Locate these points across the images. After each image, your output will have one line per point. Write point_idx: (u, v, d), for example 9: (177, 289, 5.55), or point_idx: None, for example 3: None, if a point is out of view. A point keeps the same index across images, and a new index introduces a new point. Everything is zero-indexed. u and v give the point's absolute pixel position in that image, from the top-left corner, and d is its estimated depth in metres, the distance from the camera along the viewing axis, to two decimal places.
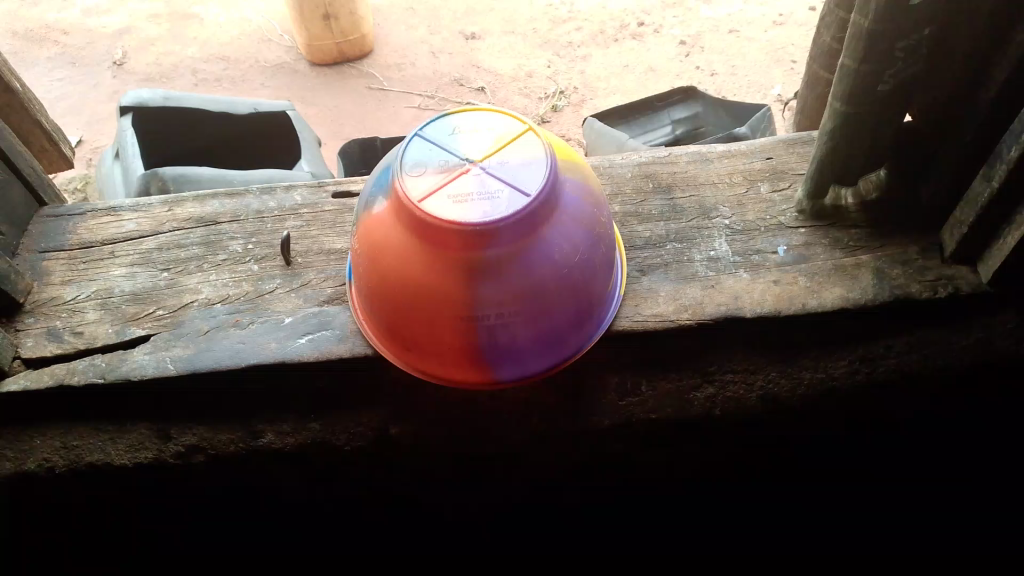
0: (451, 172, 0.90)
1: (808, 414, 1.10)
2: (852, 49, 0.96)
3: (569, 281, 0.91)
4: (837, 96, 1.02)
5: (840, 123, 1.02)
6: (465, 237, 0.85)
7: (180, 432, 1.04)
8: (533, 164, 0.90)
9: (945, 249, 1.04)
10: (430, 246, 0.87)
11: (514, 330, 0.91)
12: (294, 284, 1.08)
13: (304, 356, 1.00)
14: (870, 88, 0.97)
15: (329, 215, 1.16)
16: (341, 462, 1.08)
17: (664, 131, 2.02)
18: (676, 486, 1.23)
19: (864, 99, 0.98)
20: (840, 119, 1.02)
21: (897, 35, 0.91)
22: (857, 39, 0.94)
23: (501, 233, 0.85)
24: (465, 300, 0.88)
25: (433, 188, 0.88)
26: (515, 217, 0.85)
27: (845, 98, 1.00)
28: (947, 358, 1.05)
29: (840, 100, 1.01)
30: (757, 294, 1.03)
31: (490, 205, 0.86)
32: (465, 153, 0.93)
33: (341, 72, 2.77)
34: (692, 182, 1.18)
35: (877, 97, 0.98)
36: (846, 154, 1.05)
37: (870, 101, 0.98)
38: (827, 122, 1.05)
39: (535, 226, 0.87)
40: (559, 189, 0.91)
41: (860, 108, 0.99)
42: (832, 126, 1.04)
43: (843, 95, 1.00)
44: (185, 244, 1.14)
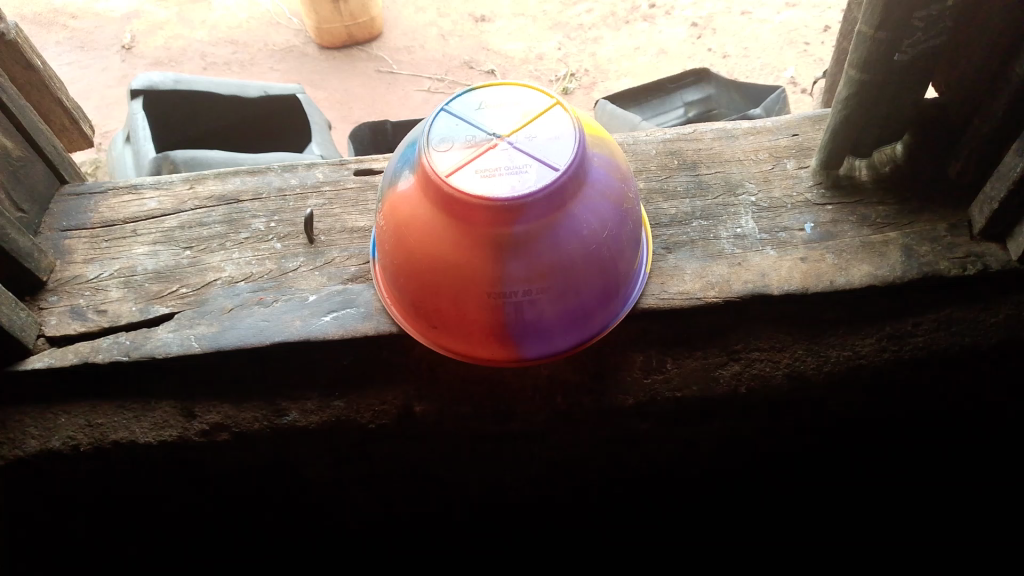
0: (478, 147, 0.89)
1: (834, 393, 1.09)
2: (870, 15, 0.94)
3: (597, 257, 0.90)
4: (853, 64, 1.00)
5: (856, 91, 1.01)
6: (493, 213, 0.84)
7: (204, 411, 1.04)
8: (561, 139, 0.90)
9: (975, 227, 1.03)
10: (457, 222, 0.86)
11: (542, 308, 0.90)
12: (318, 262, 1.08)
13: (329, 334, 0.99)
14: (886, 58, 0.96)
15: (352, 192, 1.16)
16: (366, 441, 1.08)
17: (676, 114, 2.00)
18: (695, 468, 1.23)
19: (880, 67, 0.97)
20: (855, 87, 1.01)
21: (916, 4, 0.90)
22: (874, 5, 0.92)
23: (529, 208, 0.84)
24: (491, 277, 0.87)
25: (460, 162, 0.87)
26: (543, 192, 0.84)
27: (862, 66, 0.98)
28: (974, 337, 1.04)
29: (856, 67, 0.99)
30: (784, 271, 1.02)
31: (519, 180, 0.85)
32: (491, 128, 0.92)
33: (351, 54, 2.75)
34: (717, 159, 1.17)
35: (893, 66, 0.97)
36: (861, 124, 1.04)
37: (888, 71, 0.98)
38: (843, 90, 1.04)
39: (563, 202, 0.86)
40: (588, 164, 0.90)
41: (876, 76, 0.99)
42: (848, 95, 1.03)
43: (860, 62, 0.98)
44: (207, 222, 1.14)
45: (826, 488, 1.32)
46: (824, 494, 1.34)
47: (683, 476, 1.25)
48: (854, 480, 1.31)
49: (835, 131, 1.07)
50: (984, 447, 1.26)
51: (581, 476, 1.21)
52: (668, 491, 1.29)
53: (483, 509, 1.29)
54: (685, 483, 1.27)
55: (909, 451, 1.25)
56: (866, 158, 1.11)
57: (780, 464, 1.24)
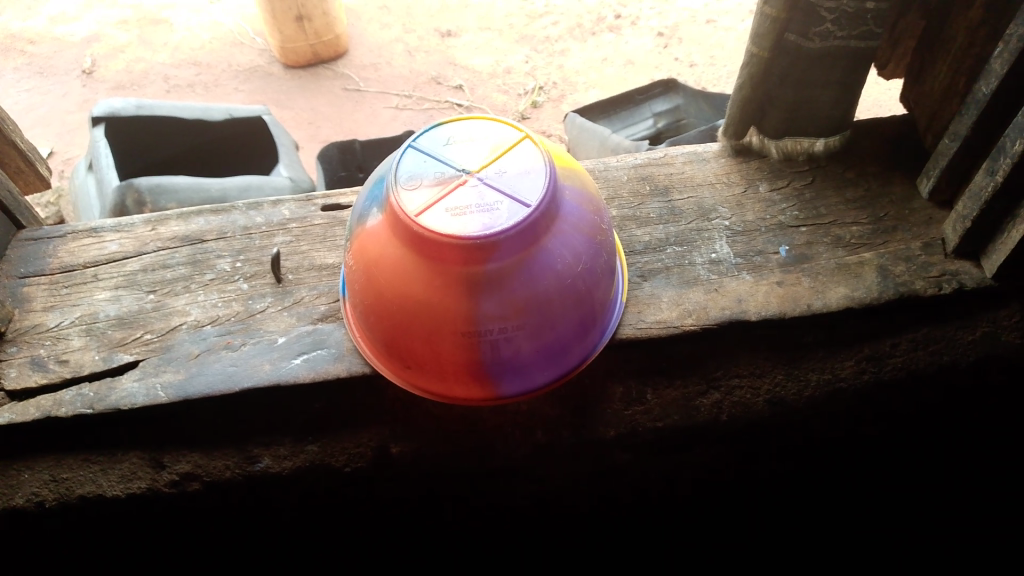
0: (448, 184, 0.87)
1: (816, 417, 1.07)
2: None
3: (572, 292, 0.88)
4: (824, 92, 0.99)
5: None
6: (464, 252, 0.82)
7: (174, 460, 1.00)
8: (532, 174, 0.88)
9: (948, 244, 1.03)
10: (429, 263, 0.84)
11: (518, 345, 0.88)
12: (286, 302, 1.05)
13: (299, 377, 0.97)
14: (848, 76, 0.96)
15: (319, 228, 1.14)
16: (342, 485, 1.05)
17: (645, 125, 1.99)
18: (678, 496, 1.21)
19: None
20: None
21: None
22: None
23: (502, 246, 0.82)
24: (466, 316, 0.85)
25: (430, 200, 0.85)
26: (515, 228, 0.82)
27: None
28: (953, 355, 1.04)
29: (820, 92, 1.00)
30: (760, 296, 1.01)
31: (490, 218, 0.83)
32: (459, 163, 0.90)
33: (316, 73, 2.71)
34: (690, 183, 1.16)
35: None
36: None
37: None
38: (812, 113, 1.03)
39: (536, 237, 0.84)
40: (560, 197, 0.89)
41: None
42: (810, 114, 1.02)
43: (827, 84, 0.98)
44: (171, 264, 1.11)
45: (811, 507, 1.31)
46: (809, 515, 1.32)
47: (667, 503, 1.23)
48: (839, 498, 1.30)
49: (743, 105, 1.14)
50: (967, 459, 1.26)
51: (565, 508, 1.18)
52: (653, 518, 1.27)
53: (464, 544, 1.26)
54: (670, 511, 1.26)
55: (891, 467, 1.24)
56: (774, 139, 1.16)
57: (765, 486, 1.23)
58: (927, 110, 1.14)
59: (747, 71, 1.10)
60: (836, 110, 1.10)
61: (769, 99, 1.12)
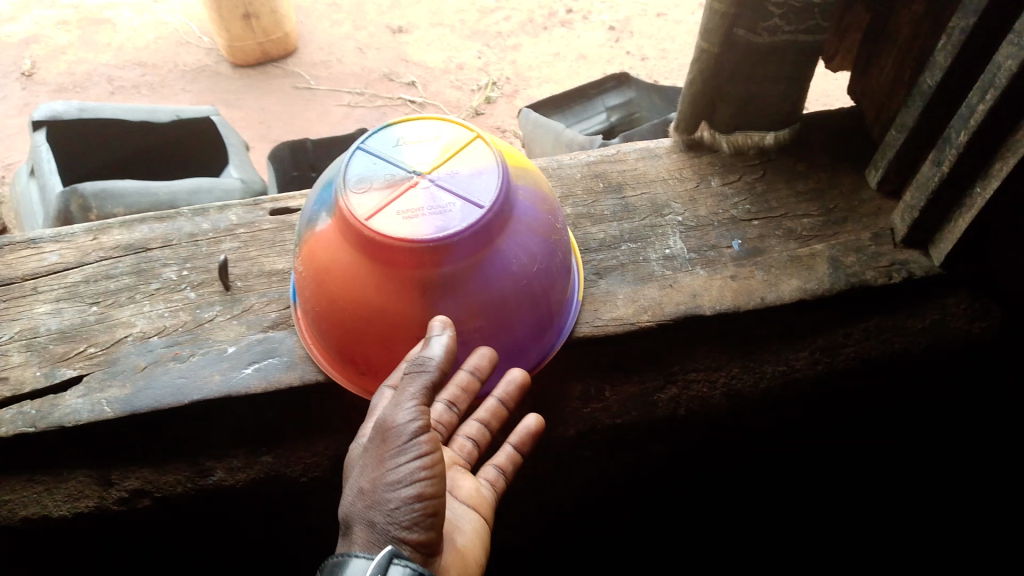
0: (398, 187, 0.85)
1: (773, 408, 1.08)
2: None
3: (528, 292, 0.87)
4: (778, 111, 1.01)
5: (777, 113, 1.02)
6: (418, 255, 0.80)
7: (122, 477, 0.98)
8: (484, 174, 0.86)
9: (897, 234, 1.05)
10: (381, 267, 0.82)
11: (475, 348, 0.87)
12: (235, 310, 1.03)
13: (251, 388, 0.94)
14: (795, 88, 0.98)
15: (268, 233, 1.11)
16: (298, 495, 1.03)
17: (599, 118, 1.99)
18: (640, 491, 1.21)
19: None
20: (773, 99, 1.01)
21: None
22: None
23: (455, 249, 0.81)
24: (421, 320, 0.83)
25: (380, 205, 0.83)
26: (470, 230, 0.81)
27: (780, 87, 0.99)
28: (904, 343, 1.05)
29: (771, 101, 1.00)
30: (715, 291, 1.01)
31: (443, 220, 0.82)
32: (409, 166, 0.88)
33: (265, 72, 2.66)
34: (643, 179, 1.16)
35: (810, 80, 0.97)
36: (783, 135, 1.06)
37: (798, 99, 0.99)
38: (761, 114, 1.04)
39: (490, 238, 0.83)
40: (513, 198, 0.87)
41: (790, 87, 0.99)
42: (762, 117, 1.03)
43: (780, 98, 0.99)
44: (114, 274, 1.07)
45: (773, 498, 1.31)
46: (769, 506, 1.33)
47: (629, 499, 1.23)
48: (798, 488, 1.31)
49: (695, 100, 1.13)
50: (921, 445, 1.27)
51: (526, 508, 1.17)
52: (616, 515, 1.27)
53: None
54: (631, 507, 1.26)
55: (848, 456, 1.26)
56: (726, 134, 1.16)
57: (725, 478, 1.23)
58: (874, 101, 1.15)
59: (698, 66, 1.09)
60: (785, 104, 1.11)
61: (721, 94, 1.12)
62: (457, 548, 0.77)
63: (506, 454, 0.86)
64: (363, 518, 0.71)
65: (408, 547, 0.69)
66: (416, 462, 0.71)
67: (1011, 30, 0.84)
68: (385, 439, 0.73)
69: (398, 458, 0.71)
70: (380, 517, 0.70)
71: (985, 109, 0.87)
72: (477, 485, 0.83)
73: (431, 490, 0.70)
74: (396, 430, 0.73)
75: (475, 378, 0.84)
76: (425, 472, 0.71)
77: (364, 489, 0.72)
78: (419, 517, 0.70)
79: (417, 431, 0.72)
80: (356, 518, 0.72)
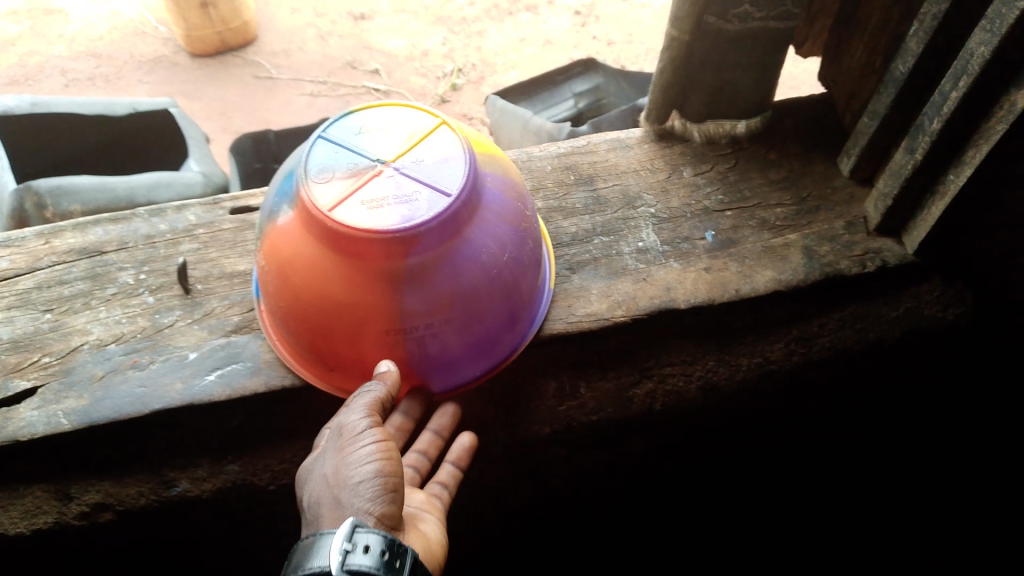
0: (361, 176, 0.82)
1: (750, 400, 1.07)
2: None
3: (499, 282, 0.84)
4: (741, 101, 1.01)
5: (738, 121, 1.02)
6: (384, 247, 0.77)
7: (82, 490, 0.94)
8: (451, 161, 0.83)
9: (871, 222, 1.04)
10: (346, 260, 0.79)
11: (446, 340, 0.84)
12: (196, 314, 0.99)
13: (214, 396, 0.91)
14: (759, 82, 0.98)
15: (228, 233, 1.08)
16: (266, 504, 1.00)
17: (566, 105, 1.96)
18: (616, 486, 1.19)
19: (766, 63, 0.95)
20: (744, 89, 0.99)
21: None
22: None
23: (422, 239, 0.77)
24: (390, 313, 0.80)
25: (344, 194, 0.80)
26: (437, 219, 0.77)
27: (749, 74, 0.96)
28: (880, 331, 1.04)
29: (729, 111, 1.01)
30: (689, 283, 1.00)
31: (410, 209, 0.78)
32: (372, 153, 0.84)
33: (224, 61, 2.60)
34: (614, 171, 1.14)
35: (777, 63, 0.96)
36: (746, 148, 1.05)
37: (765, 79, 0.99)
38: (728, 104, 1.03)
39: (459, 227, 0.80)
40: (482, 186, 0.84)
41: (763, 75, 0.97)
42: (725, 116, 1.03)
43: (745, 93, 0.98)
44: (68, 279, 1.03)
45: (748, 485, 1.30)
46: (746, 497, 1.32)
47: (605, 494, 1.21)
48: (774, 478, 1.30)
49: (666, 89, 1.11)
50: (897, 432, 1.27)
51: (501, 507, 1.15)
52: (593, 510, 1.25)
53: None
54: (608, 502, 1.24)
55: (825, 445, 1.25)
56: (697, 123, 1.15)
57: (702, 470, 1.22)
58: (845, 88, 1.14)
59: (667, 55, 1.07)
60: (756, 92, 1.10)
61: (692, 83, 1.10)
62: (421, 536, 0.81)
63: (448, 471, 0.90)
64: (331, 503, 0.75)
65: (373, 517, 0.73)
66: (374, 444, 0.77)
67: (983, 16, 0.83)
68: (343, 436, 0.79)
69: (356, 445, 0.77)
70: (345, 499, 0.74)
71: (959, 97, 0.86)
72: (429, 503, 0.86)
73: (390, 470, 0.76)
74: (352, 425, 0.79)
75: (408, 419, 0.88)
76: (383, 453, 0.77)
77: (328, 480, 0.77)
78: (382, 492, 0.75)
79: (371, 426, 0.78)
80: (321, 510, 0.76)
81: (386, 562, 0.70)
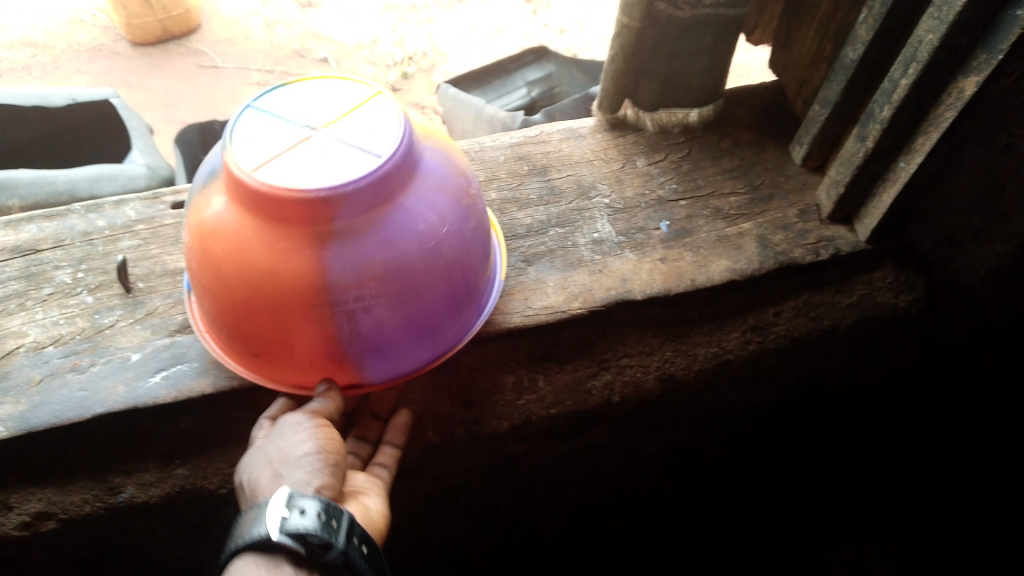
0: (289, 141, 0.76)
1: (706, 391, 1.07)
2: None
3: (437, 254, 0.78)
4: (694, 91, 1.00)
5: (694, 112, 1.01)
6: (307, 208, 0.70)
7: (22, 500, 0.90)
8: (386, 127, 0.78)
9: (823, 210, 1.05)
10: (268, 224, 0.72)
11: (380, 317, 0.77)
12: (138, 314, 0.96)
13: (159, 398, 0.88)
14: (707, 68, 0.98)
15: (170, 229, 1.05)
16: (216, 507, 0.97)
17: (519, 94, 1.94)
18: (574, 480, 1.19)
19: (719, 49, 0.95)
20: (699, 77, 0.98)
21: None
22: None
23: (349, 200, 0.71)
24: (316, 285, 0.73)
25: (272, 156, 0.74)
26: (366, 179, 0.71)
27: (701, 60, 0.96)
28: (834, 319, 1.05)
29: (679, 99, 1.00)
30: (645, 274, 0.99)
31: (338, 170, 0.72)
32: (305, 121, 0.79)
33: (165, 51, 2.53)
34: (567, 161, 1.13)
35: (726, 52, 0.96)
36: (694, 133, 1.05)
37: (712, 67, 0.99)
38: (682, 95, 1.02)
39: (390, 193, 0.74)
40: (419, 153, 0.79)
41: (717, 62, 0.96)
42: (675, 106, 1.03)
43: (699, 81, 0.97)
44: (1, 280, 0.99)
45: (707, 476, 1.30)
46: (705, 488, 1.32)
47: (564, 489, 1.20)
48: (732, 469, 1.30)
49: (618, 77, 1.09)
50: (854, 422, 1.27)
51: (459, 504, 1.14)
52: (552, 505, 1.24)
53: None
54: (567, 497, 1.23)
55: (783, 437, 1.25)
56: (650, 111, 1.14)
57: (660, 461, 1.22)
58: (795, 76, 1.15)
59: (618, 42, 1.05)
60: (707, 80, 1.10)
61: (643, 72, 1.09)
62: (361, 504, 0.80)
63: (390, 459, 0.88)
64: (269, 477, 0.77)
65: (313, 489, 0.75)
66: (315, 425, 0.79)
67: (931, 4, 0.83)
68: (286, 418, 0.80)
69: (298, 426, 0.79)
70: (286, 470, 0.76)
71: (908, 84, 0.87)
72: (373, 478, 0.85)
73: (331, 445, 0.79)
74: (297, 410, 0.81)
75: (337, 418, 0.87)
76: (325, 432, 0.79)
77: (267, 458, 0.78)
78: (324, 466, 0.77)
79: (314, 411, 0.80)
80: (258, 480, 0.77)
81: (326, 523, 0.72)
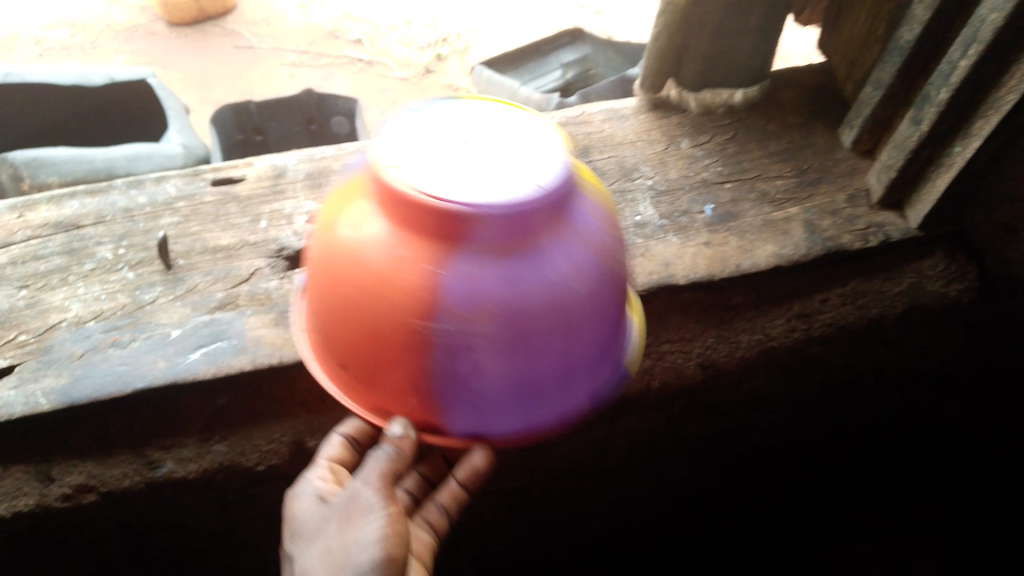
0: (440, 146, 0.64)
1: (748, 379, 1.05)
2: None
3: (566, 311, 0.62)
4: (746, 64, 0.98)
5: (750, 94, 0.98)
6: (440, 220, 0.58)
7: (64, 472, 0.90)
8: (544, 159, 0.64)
9: (873, 196, 1.02)
10: (391, 225, 0.60)
11: (484, 369, 0.62)
12: (178, 291, 0.96)
13: (199, 375, 0.87)
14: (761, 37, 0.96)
15: (210, 206, 1.05)
16: (253, 485, 0.97)
17: (554, 76, 1.92)
18: (611, 468, 1.17)
19: None
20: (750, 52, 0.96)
21: None
22: None
23: (485, 224, 0.58)
24: (420, 311, 0.59)
25: (416, 157, 0.63)
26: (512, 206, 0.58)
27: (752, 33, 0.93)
28: (882, 307, 1.02)
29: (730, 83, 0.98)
30: (689, 259, 0.96)
31: (484, 187, 0.60)
32: (459, 130, 0.67)
33: (202, 31, 2.54)
34: (610, 142, 1.11)
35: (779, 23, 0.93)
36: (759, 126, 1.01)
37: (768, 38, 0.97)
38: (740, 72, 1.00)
39: (532, 229, 0.60)
40: (574, 197, 0.65)
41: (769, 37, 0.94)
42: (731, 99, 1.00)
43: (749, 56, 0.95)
44: (44, 254, 0.99)
45: (745, 467, 1.28)
46: (743, 479, 1.30)
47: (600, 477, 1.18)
48: (772, 462, 1.28)
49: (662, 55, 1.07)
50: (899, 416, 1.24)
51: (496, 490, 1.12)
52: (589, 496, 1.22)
53: None
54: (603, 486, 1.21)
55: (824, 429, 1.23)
56: (694, 91, 1.12)
57: (698, 451, 1.20)
58: (845, 58, 1.12)
59: (662, 19, 1.03)
60: (752, 59, 1.08)
61: (687, 49, 1.07)
62: None
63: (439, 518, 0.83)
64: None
65: None
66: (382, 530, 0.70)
67: None
68: (353, 510, 0.72)
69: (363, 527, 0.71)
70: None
71: (967, 65, 0.84)
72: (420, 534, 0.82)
73: (398, 554, 0.71)
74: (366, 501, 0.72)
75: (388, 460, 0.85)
76: (393, 535, 0.71)
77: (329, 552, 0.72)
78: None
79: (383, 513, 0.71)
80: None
81: None
